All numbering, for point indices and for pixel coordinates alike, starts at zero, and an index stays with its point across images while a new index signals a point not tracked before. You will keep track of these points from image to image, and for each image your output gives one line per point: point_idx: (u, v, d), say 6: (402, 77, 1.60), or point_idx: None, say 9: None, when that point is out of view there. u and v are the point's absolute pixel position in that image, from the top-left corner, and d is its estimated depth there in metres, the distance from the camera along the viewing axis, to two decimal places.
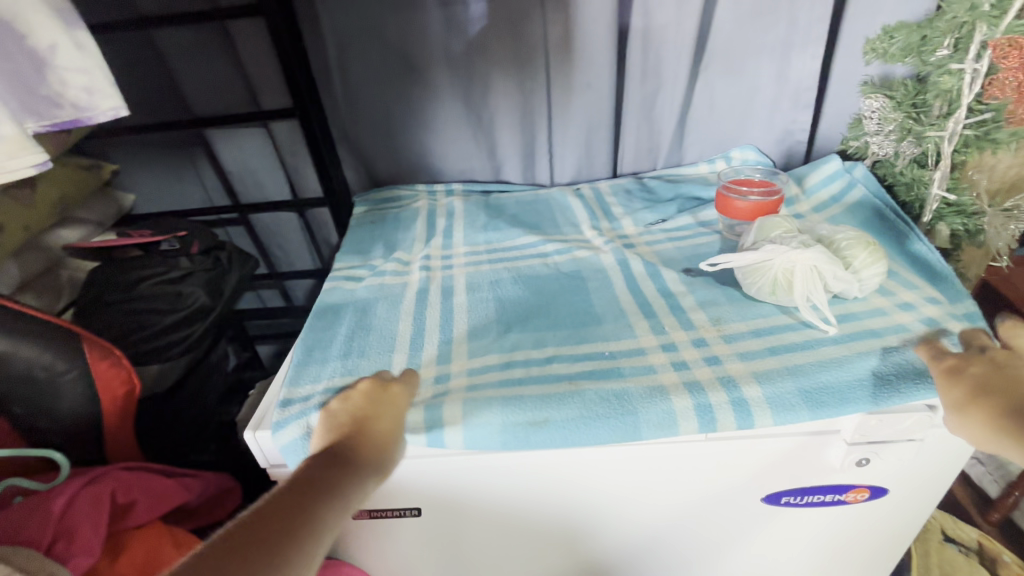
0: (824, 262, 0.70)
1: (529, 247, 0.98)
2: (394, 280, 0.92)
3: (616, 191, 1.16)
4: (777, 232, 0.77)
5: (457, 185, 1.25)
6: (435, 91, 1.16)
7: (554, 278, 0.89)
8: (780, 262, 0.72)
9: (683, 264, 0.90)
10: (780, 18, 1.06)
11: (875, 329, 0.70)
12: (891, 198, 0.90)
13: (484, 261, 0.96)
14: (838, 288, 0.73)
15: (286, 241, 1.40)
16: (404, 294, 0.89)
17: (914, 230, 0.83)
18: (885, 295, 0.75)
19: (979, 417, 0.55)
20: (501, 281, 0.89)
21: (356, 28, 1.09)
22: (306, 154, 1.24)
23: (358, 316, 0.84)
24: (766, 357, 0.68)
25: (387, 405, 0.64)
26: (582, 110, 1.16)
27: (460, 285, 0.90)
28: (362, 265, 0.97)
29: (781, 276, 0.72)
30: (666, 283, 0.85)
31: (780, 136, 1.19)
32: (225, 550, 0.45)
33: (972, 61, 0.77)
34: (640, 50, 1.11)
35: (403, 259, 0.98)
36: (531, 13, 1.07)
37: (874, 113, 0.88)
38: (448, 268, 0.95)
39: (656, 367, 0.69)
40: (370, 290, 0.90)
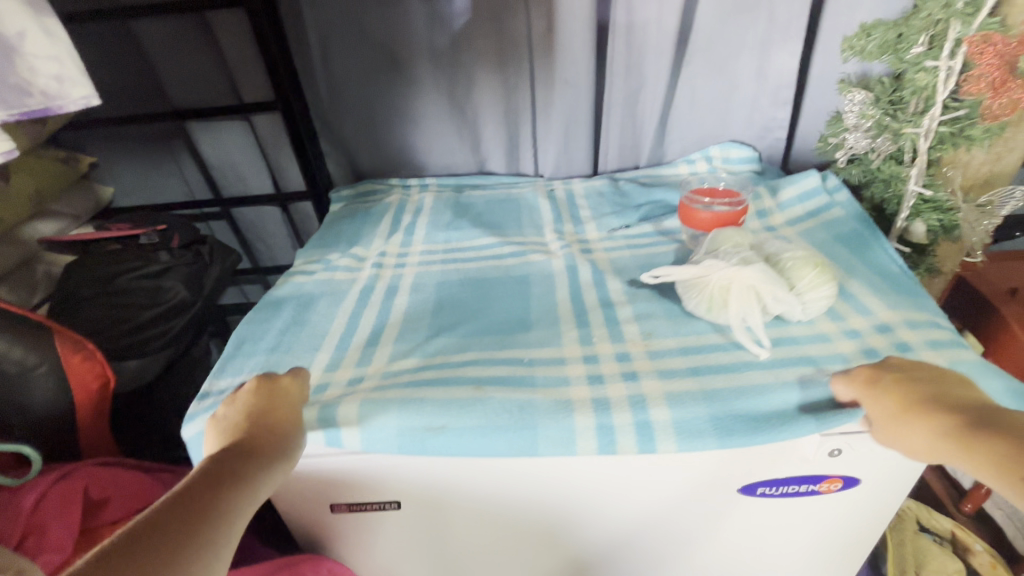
0: (760, 282, 0.66)
1: (486, 248, 0.97)
2: (343, 277, 0.92)
3: (589, 192, 1.17)
4: (722, 251, 0.74)
5: (431, 179, 1.25)
6: (418, 85, 1.16)
7: (500, 281, 0.87)
8: (717, 281, 0.69)
9: (634, 273, 0.86)
10: (759, 15, 1.06)
11: (810, 357, 0.65)
12: (872, 222, 0.87)
13: (437, 262, 0.95)
14: (778, 310, 0.68)
15: (267, 237, 1.39)
16: (348, 292, 0.89)
17: (880, 245, 0.82)
18: (833, 319, 0.71)
19: (922, 426, 0.52)
20: (446, 283, 0.88)
21: (338, 20, 1.08)
22: (287, 146, 1.23)
23: (298, 309, 0.85)
24: (685, 377, 0.64)
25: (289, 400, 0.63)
26: (563, 105, 1.16)
27: (405, 285, 0.89)
28: (318, 259, 0.98)
29: (717, 292, 0.69)
30: (609, 293, 0.81)
31: (759, 132, 1.20)
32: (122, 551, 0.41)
33: (945, 59, 0.78)
34: (622, 45, 1.11)
35: (359, 254, 0.99)
36: (515, 8, 1.08)
37: (854, 107, 0.88)
38: (400, 267, 0.95)
39: (571, 378, 0.66)
40: (319, 285, 0.90)
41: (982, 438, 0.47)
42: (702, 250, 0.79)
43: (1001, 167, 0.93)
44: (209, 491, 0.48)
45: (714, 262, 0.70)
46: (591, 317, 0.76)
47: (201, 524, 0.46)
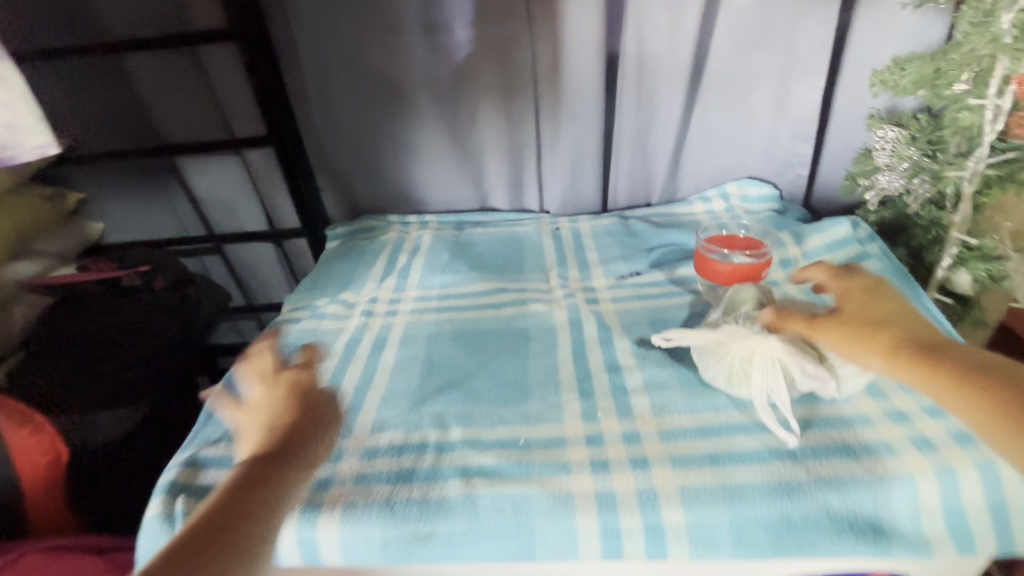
0: (785, 356, 0.57)
1: (483, 295, 0.90)
2: (329, 325, 0.86)
3: (596, 233, 1.10)
4: (742, 315, 0.66)
5: (430, 216, 1.19)
6: (419, 118, 1.10)
7: (498, 336, 0.79)
8: (736, 349, 0.60)
9: (644, 328, 0.78)
10: (778, 46, 1.00)
11: (847, 445, 0.56)
12: (911, 277, 0.79)
13: (431, 310, 0.88)
14: (808, 386, 0.59)
15: (263, 275, 1.33)
16: (333, 344, 0.82)
17: (921, 300, 0.74)
18: (874, 395, 0.62)
19: (878, 340, 0.54)
20: (439, 336, 0.81)
21: (335, 55, 1.03)
22: (280, 180, 1.16)
23: (277, 363, 0.79)
24: (703, 466, 0.56)
25: (323, 405, 0.61)
26: (569, 140, 1.11)
27: (394, 337, 0.82)
28: (305, 305, 0.92)
29: (737, 362, 0.61)
30: (616, 354, 0.73)
31: (778, 169, 1.12)
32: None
33: (993, 97, 0.70)
34: (633, 77, 1.05)
35: (348, 299, 0.93)
36: (520, 40, 1.03)
37: (886, 145, 0.81)
38: (390, 315, 0.88)
39: (572, 466, 0.57)
40: (301, 336, 0.84)
41: (946, 360, 0.50)
42: (716, 310, 0.72)
43: None
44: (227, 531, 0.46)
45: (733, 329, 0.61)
46: (599, 378, 0.69)
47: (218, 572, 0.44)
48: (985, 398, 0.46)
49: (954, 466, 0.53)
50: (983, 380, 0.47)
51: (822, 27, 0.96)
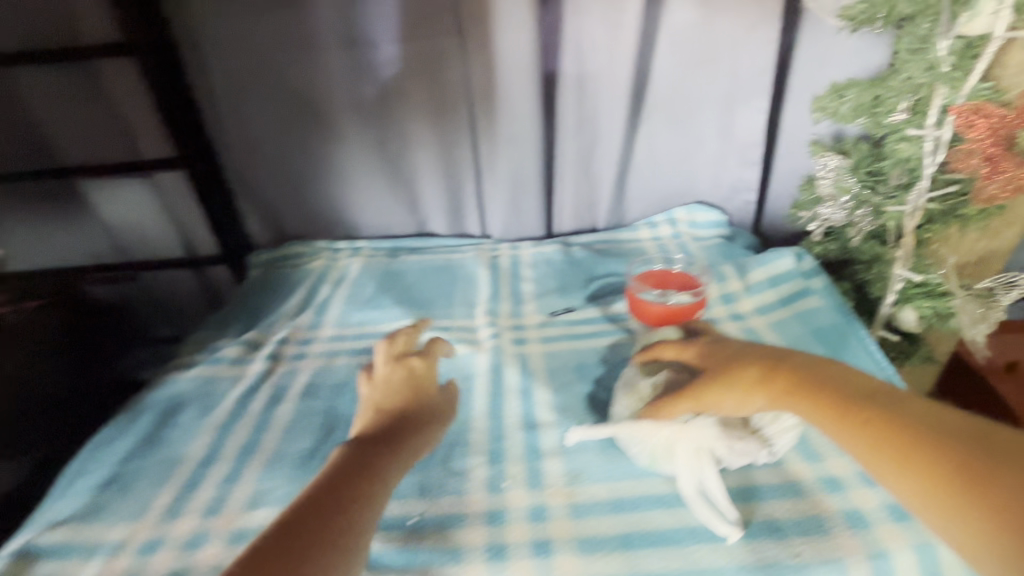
0: (712, 440, 0.51)
1: (403, 334, 0.82)
2: (227, 373, 0.77)
3: (536, 261, 1.03)
4: (660, 385, 0.57)
5: (363, 242, 1.11)
6: (345, 139, 1.03)
7: None
8: (658, 436, 0.53)
9: (570, 375, 0.71)
10: (720, 68, 0.95)
11: (775, 522, 0.50)
12: (855, 316, 0.74)
13: (344, 351, 0.80)
14: (736, 458, 0.53)
15: (183, 304, 1.21)
16: (226, 396, 0.73)
17: (864, 343, 0.69)
18: (807, 458, 0.56)
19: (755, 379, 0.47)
20: (346, 385, 0.73)
21: (250, 71, 0.96)
22: (195, 205, 1.08)
23: (160, 420, 0.70)
24: (613, 551, 0.49)
25: (426, 399, 0.59)
26: (508, 163, 1.04)
27: (296, 387, 0.74)
28: (206, 349, 0.83)
29: (658, 449, 0.53)
30: (534, 407, 0.66)
31: (726, 194, 1.08)
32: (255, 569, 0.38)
33: (932, 128, 0.65)
34: (572, 99, 1.00)
35: (255, 340, 0.84)
36: (451, 58, 0.96)
37: (829, 173, 0.76)
38: (298, 359, 0.80)
39: (463, 553, 0.49)
40: (193, 386, 0.76)
41: (830, 387, 0.44)
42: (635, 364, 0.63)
43: (998, 244, 0.79)
44: (323, 510, 0.43)
45: (648, 421, 0.53)
46: (511, 437, 0.62)
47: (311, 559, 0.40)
48: (877, 434, 0.40)
49: (887, 547, 0.47)
50: (871, 409, 0.42)
51: (765, 48, 0.92)
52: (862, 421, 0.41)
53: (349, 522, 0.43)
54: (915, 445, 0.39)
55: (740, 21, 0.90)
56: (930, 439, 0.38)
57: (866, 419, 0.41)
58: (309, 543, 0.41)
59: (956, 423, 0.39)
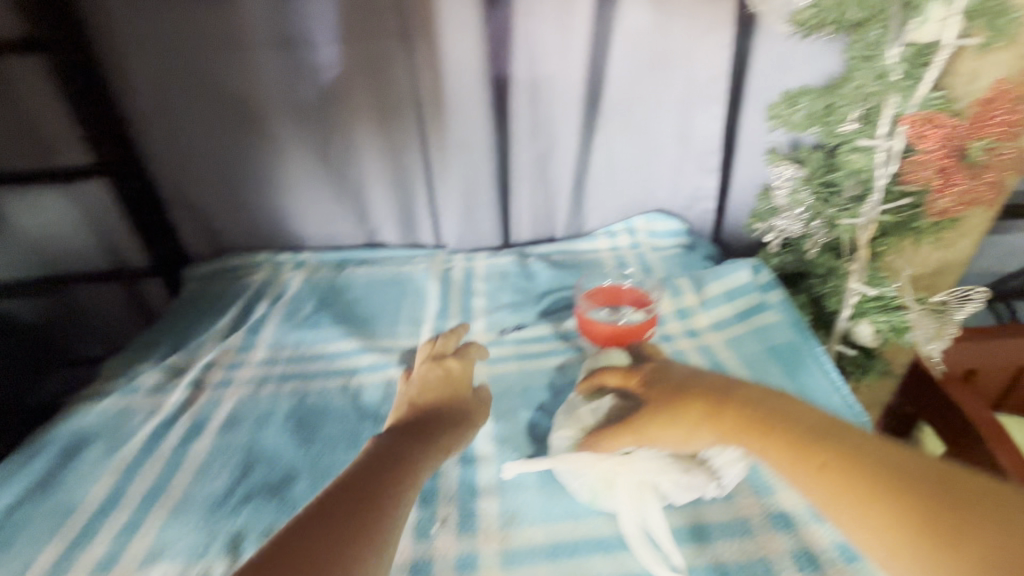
0: (654, 472, 0.48)
1: (340, 356, 0.77)
2: (142, 403, 0.71)
3: (490, 273, 0.98)
4: (602, 411, 0.53)
5: (307, 254, 1.05)
6: (283, 146, 0.97)
7: (341, 415, 0.66)
8: (598, 469, 0.49)
9: (515, 401, 0.66)
10: (676, 73, 0.92)
11: (721, 567, 0.46)
12: (812, 333, 0.72)
13: (275, 376, 0.74)
14: (680, 494, 0.49)
15: (111, 321, 1.13)
16: (138, 430, 0.67)
17: (819, 361, 0.67)
18: (758, 491, 0.52)
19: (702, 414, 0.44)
20: (272, 416, 0.67)
21: (176, 72, 0.89)
22: (121, 216, 1.01)
23: (60, 459, 0.63)
24: None
25: (465, 393, 0.60)
26: (460, 172, 1.00)
27: (217, 419, 0.67)
28: (123, 376, 0.76)
29: (600, 484, 0.50)
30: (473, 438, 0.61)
31: (685, 202, 1.05)
32: (300, 541, 0.38)
33: (883, 138, 0.63)
34: (525, 104, 0.96)
35: (178, 366, 0.77)
36: (395, 61, 0.91)
37: (784, 183, 0.74)
38: (223, 386, 0.73)
39: None
40: (102, 419, 0.69)
41: (781, 425, 0.41)
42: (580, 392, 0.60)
43: (952, 255, 0.78)
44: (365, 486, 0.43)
45: (588, 452, 0.50)
46: (444, 474, 0.57)
47: (352, 532, 0.40)
48: (831, 479, 0.37)
49: None
50: (824, 450, 0.38)
51: (719, 53, 0.89)
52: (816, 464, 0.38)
53: (388, 501, 0.43)
54: (870, 492, 0.35)
55: (694, 24, 0.87)
56: (886, 487, 0.35)
57: (815, 461, 0.38)
58: (343, 524, 0.40)
59: (915, 467, 0.36)
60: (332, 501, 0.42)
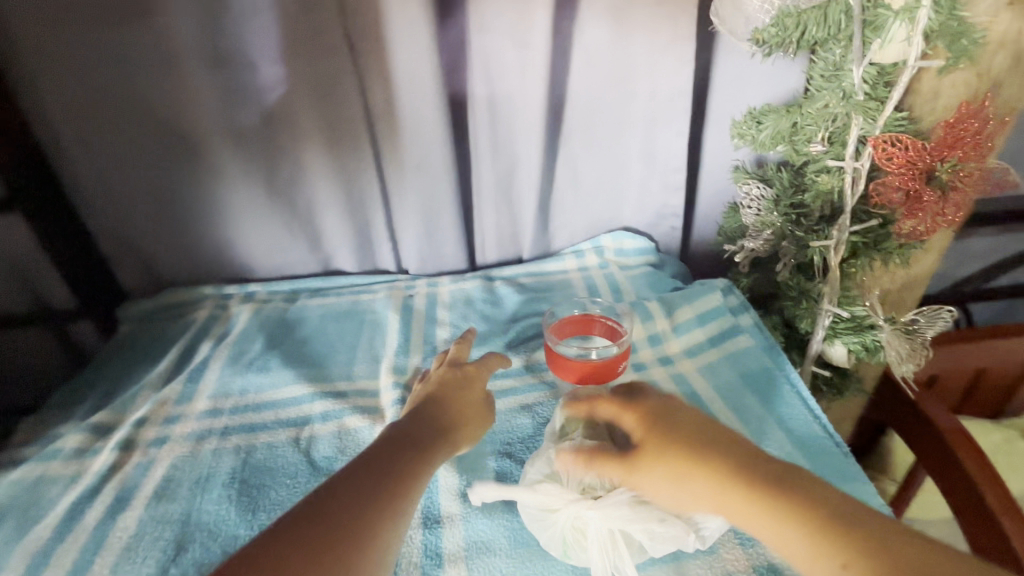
0: (625, 522, 0.43)
1: (292, 403, 0.70)
2: (60, 471, 0.62)
3: (454, 300, 0.93)
4: (571, 453, 0.49)
5: (256, 285, 0.98)
6: (225, 171, 0.90)
7: (293, 474, 0.60)
8: (565, 518, 0.45)
9: (483, 448, 0.61)
10: (638, 89, 0.90)
11: None
12: (786, 357, 0.70)
13: (217, 430, 0.67)
14: (659, 550, 0.45)
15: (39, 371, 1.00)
16: (54, 504, 0.58)
17: (792, 390, 0.66)
18: (743, 541, 0.49)
19: (704, 483, 0.39)
20: (213, 479, 0.60)
21: (99, 94, 0.81)
22: (40, 253, 0.91)
23: None
24: None
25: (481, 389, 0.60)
26: (418, 193, 0.95)
27: (147, 486, 0.60)
28: (40, 438, 0.67)
29: (569, 532, 0.46)
30: (437, 494, 0.56)
31: (653, 219, 1.03)
32: (332, 502, 0.39)
33: (852, 159, 0.61)
34: (484, 123, 0.92)
35: (105, 424, 0.69)
36: (344, 80, 0.85)
37: (754, 203, 0.74)
38: (157, 444, 0.66)
39: None
40: (11, 493, 0.60)
41: (802, 516, 0.35)
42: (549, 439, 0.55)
43: (916, 271, 0.78)
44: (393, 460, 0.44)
45: (554, 489, 0.46)
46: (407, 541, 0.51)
47: (379, 502, 0.40)
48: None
49: None
50: (852, 552, 0.33)
51: (682, 69, 0.87)
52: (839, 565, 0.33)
53: (413, 478, 0.43)
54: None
55: (655, 40, 0.85)
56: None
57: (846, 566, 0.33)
58: (374, 489, 0.41)
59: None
60: (363, 469, 0.42)
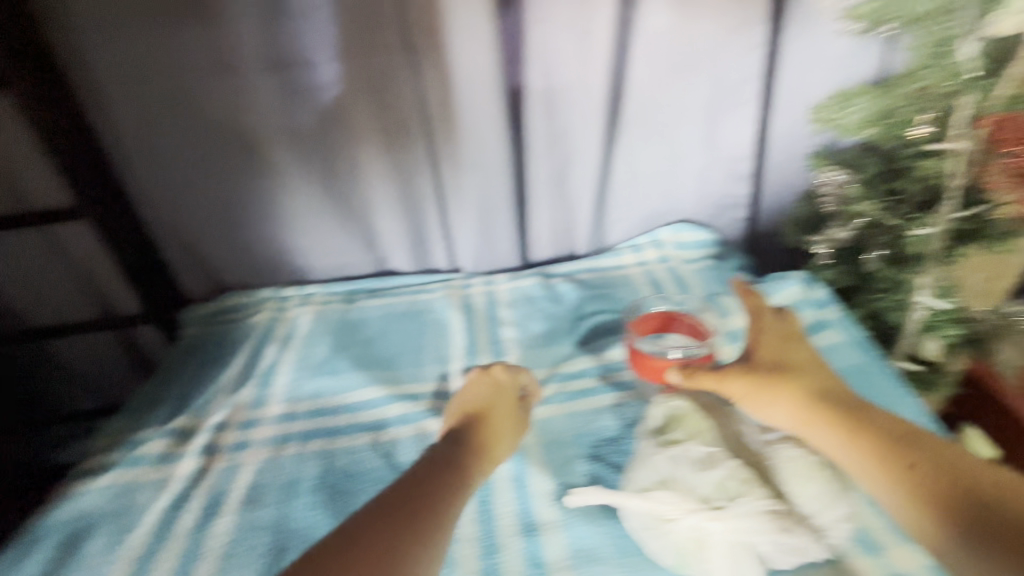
0: (754, 532, 0.43)
1: (367, 406, 0.70)
2: (147, 477, 0.63)
3: (514, 299, 0.91)
4: (681, 461, 0.48)
5: (314, 287, 0.97)
6: (282, 175, 0.89)
7: (380, 480, 0.59)
8: (684, 527, 0.45)
9: (571, 451, 0.60)
10: (703, 76, 0.87)
11: None
12: (880, 352, 0.67)
13: (297, 435, 0.67)
14: (785, 562, 0.44)
15: (103, 369, 1.04)
16: (147, 510, 0.59)
17: (889, 385, 0.63)
18: (868, 551, 0.46)
19: (793, 396, 0.53)
20: (299, 485, 0.60)
21: (159, 101, 0.81)
22: (106, 260, 0.92)
23: (62, 550, 0.56)
24: None
25: (509, 399, 0.63)
26: (475, 191, 0.93)
27: (235, 492, 0.60)
28: (123, 443, 0.68)
29: (686, 545, 0.45)
30: (532, 501, 0.55)
31: (715, 210, 1.00)
32: (361, 537, 0.45)
33: (959, 139, 0.58)
34: (541, 116, 0.89)
35: (185, 428, 0.70)
36: (401, 78, 0.84)
37: (832, 189, 0.69)
38: (238, 450, 0.66)
39: None
40: (103, 499, 0.61)
41: (873, 430, 0.49)
42: (647, 436, 0.54)
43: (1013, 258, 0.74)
44: (416, 492, 0.49)
45: (670, 499, 0.46)
46: (507, 549, 0.50)
47: (402, 537, 0.45)
48: (912, 475, 0.45)
49: None
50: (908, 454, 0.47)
51: (750, 54, 0.84)
52: (906, 464, 0.46)
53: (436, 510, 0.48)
54: (960, 498, 0.43)
55: (722, 26, 0.82)
56: (974, 494, 0.43)
57: (915, 472, 0.46)
58: (396, 525, 0.46)
59: (1007, 486, 0.44)
60: (389, 505, 0.48)
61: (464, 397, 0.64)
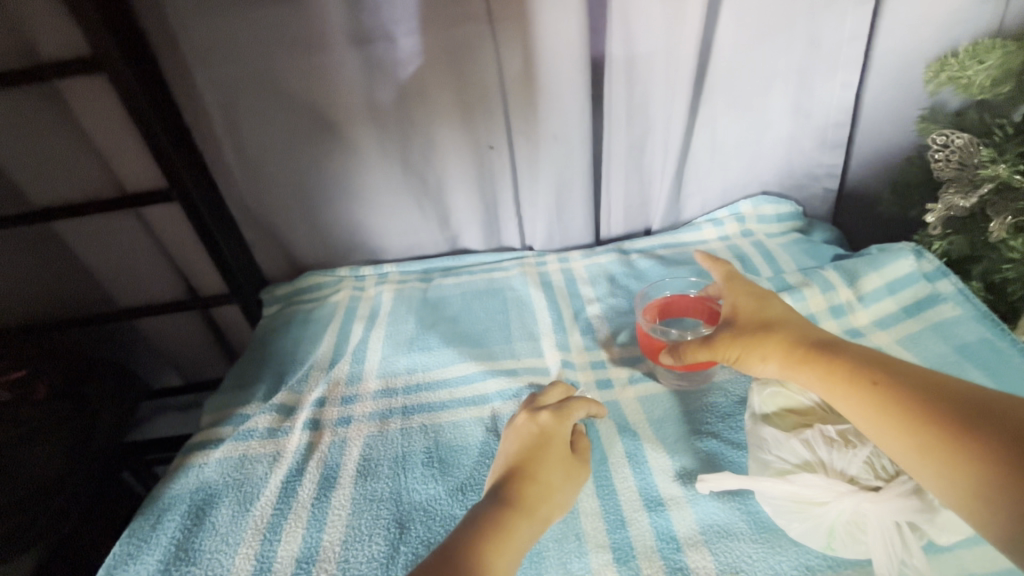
0: (915, 516, 0.42)
1: (463, 382, 0.70)
2: (258, 451, 0.64)
3: (593, 275, 0.90)
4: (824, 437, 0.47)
5: (389, 266, 0.98)
6: (362, 152, 0.89)
7: (489, 455, 0.59)
8: (836, 506, 0.44)
9: (683, 426, 0.59)
10: (798, 37, 0.82)
11: None
12: (1004, 324, 0.63)
13: (397, 410, 0.68)
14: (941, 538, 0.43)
15: (191, 348, 1.09)
16: (264, 484, 0.60)
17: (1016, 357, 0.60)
18: None
19: (776, 348, 0.49)
20: (410, 460, 0.60)
21: (240, 79, 0.81)
22: (191, 241, 0.94)
23: (192, 520, 0.58)
24: None
25: (563, 449, 0.50)
26: (552, 167, 0.91)
27: (348, 467, 0.61)
28: (230, 419, 0.70)
29: (842, 524, 0.44)
30: (652, 477, 0.54)
31: (799, 181, 0.97)
32: None
33: None
34: (622, 85, 0.85)
35: (287, 404, 0.71)
36: (480, 48, 0.81)
37: (949, 153, 0.68)
38: (343, 425, 0.67)
39: None
40: (220, 472, 0.63)
41: (848, 358, 0.45)
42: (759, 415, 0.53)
43: None
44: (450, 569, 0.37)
45: (818, 481, 0.44)
46: (635, 523, 0.50)
47: None
48: (886, 394, 0.41)
49: None
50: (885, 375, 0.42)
51: (855, 11, 0.79)
52: (873, 382, 0.42)
53: None
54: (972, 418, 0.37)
55: None
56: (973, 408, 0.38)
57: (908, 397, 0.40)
58: None
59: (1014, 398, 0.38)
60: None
61: (506, 449, 0.51)
